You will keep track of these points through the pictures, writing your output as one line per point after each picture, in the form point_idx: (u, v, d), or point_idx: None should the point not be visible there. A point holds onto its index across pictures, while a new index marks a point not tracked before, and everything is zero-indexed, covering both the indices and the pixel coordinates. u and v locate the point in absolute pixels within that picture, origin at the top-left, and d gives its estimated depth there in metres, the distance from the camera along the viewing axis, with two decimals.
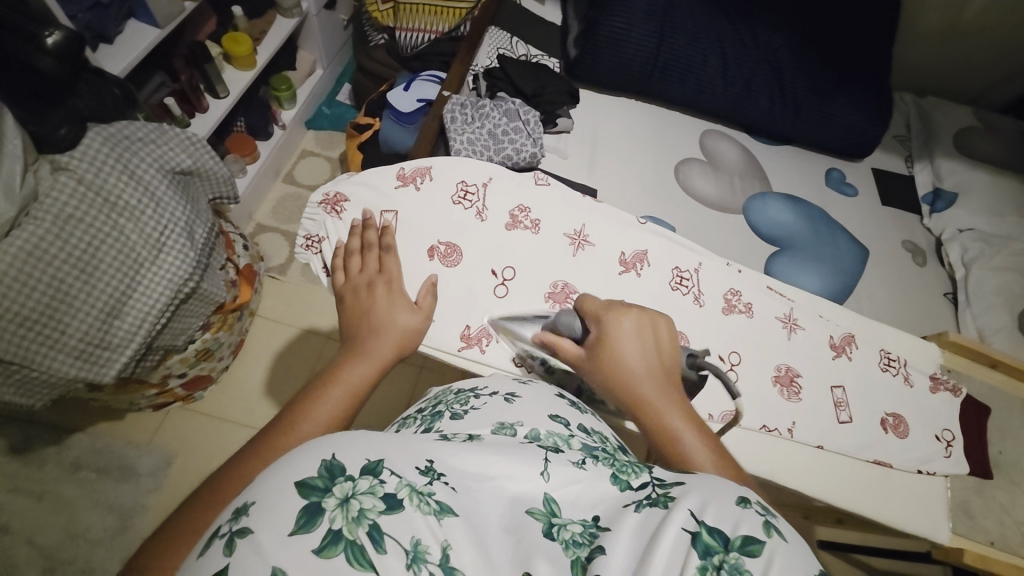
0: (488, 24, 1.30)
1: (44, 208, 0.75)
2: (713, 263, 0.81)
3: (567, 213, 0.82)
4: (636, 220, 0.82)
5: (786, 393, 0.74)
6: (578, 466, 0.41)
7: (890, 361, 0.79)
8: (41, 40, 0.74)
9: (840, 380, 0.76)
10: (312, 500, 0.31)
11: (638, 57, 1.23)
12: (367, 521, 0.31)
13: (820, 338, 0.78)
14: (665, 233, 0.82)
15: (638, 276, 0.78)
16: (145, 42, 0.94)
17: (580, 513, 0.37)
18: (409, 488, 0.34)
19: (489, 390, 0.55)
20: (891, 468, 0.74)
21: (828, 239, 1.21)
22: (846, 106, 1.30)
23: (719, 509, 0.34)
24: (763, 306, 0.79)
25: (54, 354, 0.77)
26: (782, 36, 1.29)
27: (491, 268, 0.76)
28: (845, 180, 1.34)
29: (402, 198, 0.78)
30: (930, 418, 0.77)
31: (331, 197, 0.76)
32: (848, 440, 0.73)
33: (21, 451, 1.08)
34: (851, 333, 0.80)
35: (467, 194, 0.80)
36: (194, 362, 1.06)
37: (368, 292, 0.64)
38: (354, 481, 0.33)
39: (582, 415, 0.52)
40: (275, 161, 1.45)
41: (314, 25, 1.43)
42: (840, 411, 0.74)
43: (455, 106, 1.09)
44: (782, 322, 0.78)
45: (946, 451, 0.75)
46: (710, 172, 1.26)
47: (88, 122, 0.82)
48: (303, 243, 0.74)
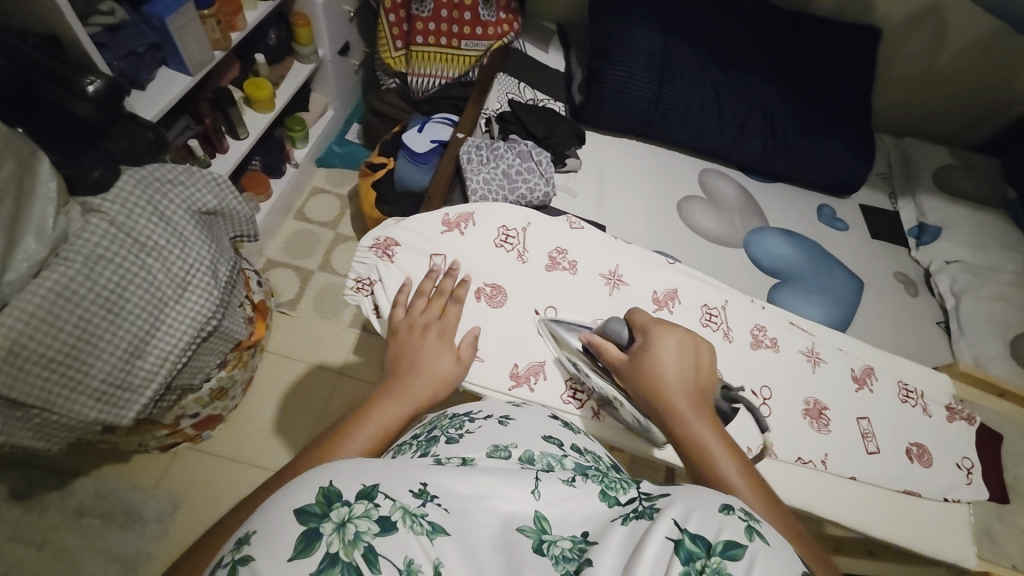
0: (496, 70, 1.37)
1: (74, 249, 0.75)
2: (738, 300, 0.85)
3: (600, 254, 0.85)
4: (664, 260, 0.86)
5: (816, 425, 0.77)
6: (568, 484, 0.43)
7: (908, 393, 0.82)
8: (82, 88, 0.77)
9: (865, 411, 0.79)
10: (310, 526, 0.34)
11: (640, 102, 1.31)
12: (363, 543, 0.34)
13: (843, 372, 0.81)
14: (693, 273, 0.86)
15: (670, 313, 0.82)
16: (178, 90, 0.97)
17: (569, 530, 0.39)
18: (403, 510, 0.37)
19: (484, 414, 0.56)
20: (920, 497, 0.76)
21: (826, 271, 1.27)
22: (834, 147, 1.38)
23: (702, 517, 0.36)
24: (787, 341, 0.82)
25: (74, 397, 0.76)
26: (772, 83, 1.38)
27: (534, 308, 0.79)
28: (835, 216, 1.41)
29: (447, 241, 0.81)
30: (949, 446, 0.80)
31: (381, 242, 0.79)
32: (877, 470, 0.75)
33: (22, 496, 1.04)
34: (869, 365, 0.83)
35: (508, 237, 0.83)
36: (208, 402, 1.05)
37: (419, 332, 0.67)
38: (350, 506, 0.36)
39: (575, 437, 0.55)
40: (287, 198, 1.49)
41: (328, 70, 1.49)
42: (868, 442, 0.77)
43: (470, 148, 1.14)
44: (805, 356, 0.81)
45: (967, 478, 0.78)
46: (710, 209, 1.32)
47: (120, 166, 0.84)
48: (354, 285, 0.77)
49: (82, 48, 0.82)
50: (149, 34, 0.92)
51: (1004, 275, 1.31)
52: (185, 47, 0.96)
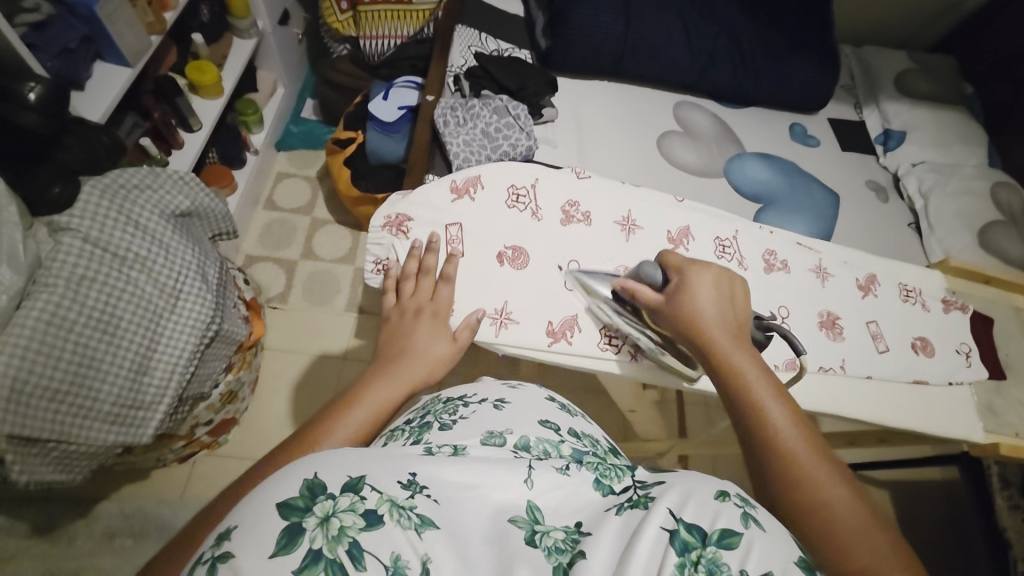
0: (454, 23, 1.30)
1: (52, 273, 0.71)
2: (747, 229, 0.87)
3: (610, 202, 0.85)
4: (672, 198, 0.87)
5: (830, 334, 0.82)
6: (562, 472, 0.45)
7: (909, 293, 0.88)
8: (23, 96, 0.70)
9: (873, 315, 0.85)
10: (292, 521, 0.34)
11: (609, 40, 1.27)
12: (348, 539, 0.34)
13: (850, 282, 0.86)
14: (702, 208, 0.87)
15: (686, 251, 0.83)
16: (120, 84, 0.88)
17: (563, 519, 0.41)
18: (390, 503, 0.37)
19: (477, 398, 0.58)
20: (928, 384, 0.83)
21: (804, 189, 1.31)
22: (801, 63, 1.39)
23: (698, 506, 0.39)
24: (797, 261, 0.86)
25: (88, 423, 0.73)
26: (735, 6, 1.37)
27: (557, 263, 0.79)
28: (806, 133, 1.44)
29: (461, 209, 0.79)
30: (948, 335, 0.86)
31: (393, 220, 0.77)
32: (888, 366, 0.82)
33: (46, 530, 1.02)
34: (873, 273, 0.88)
35: (519, 196, 0.82)
36: (220, 407, 1.04)
37: (411, 317, 0.67)
38: (335, 499, 0.36)
39: (571, 419, 0.58)
40: (253, 188, 1.41)
41: (271, 44, 1.38)
42: (878, 342, 0.83)
43: (444, 110, 1.09)
44: (815, 273, 0.85)
45: (967, 361, 0.85)
46: (688, 141, 1.32)
47: (79, 176, 0.78)
48: (374, 267, 0.75)
49: (17, 50, 0.72)
50: (79, 26, 0.82)
51: (967, 170, 1.38)
52: (119, 35, 0.86)
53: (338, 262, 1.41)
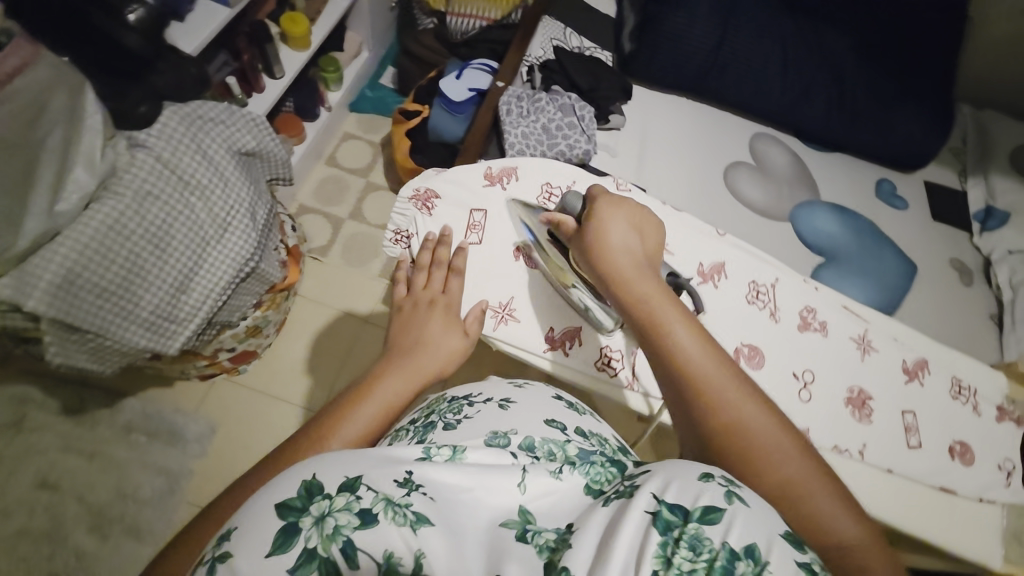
0: (541, 13, 1.29)
1: (122, 183, 0.75)
2: (790, 279, 0.81)
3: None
4: (715, 231, 0.82)
5: (858, 415, 0.74)
6: (555, 476, 0.45)
7: (961, 389, 0.79)
8: (123, 16, 0.74)
9: (911, 405, 0.76)
10: (289, 520, 0.36)
11: (696, 56, 1.21)
12: (341, 538, 0.36)
13: (893, 361, 0.78)
14: (744, 247, 0.82)
15: (716, 288, 0.78)
16: (218, 22, 0.93)
17: (553, 522, 0.41)
18: (385, 502, 0.39)
19: (482, 397, 0.57)
20: (955, 495, 0.74)
21: (874, 253, 1.21)
22: (906, 117, 1.27)
23: (681, 485, 0.39)
24: (837, 325, 0.79)
25: (126, 326, 0.79)
26: (848, 39, 1.25)
27: None
28: (895, 193, 1.32)
29: (489, 196, 0.81)
30: (992, 446, 0.77)
31: (421, 194, 0.79)
32: (917, 465, 0.74)
33: (75, 411, 1.11)
34: (924, 358, 0.80)
35: (551, 194, 0.83)
36: (244, 338, 1.09)
37: (426, 309, 0.66)
38: (330, 500, 0.38)
39: (579, 419, 0.57)
40: (319, 142, 1.47)
41: (364, 6, 1.44)
42: (910, 436, 0.75)
43: (511, 98, 1.08)
44: (856, 343, 0.78)
45: (1006, 480, 0.75)
46: (757, 177, 1.25)
47: (165, 100, 0.82)
48: (393, 236, 0.77)
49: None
50: None
51: None
52: None
53: (380, 228, 1.44)
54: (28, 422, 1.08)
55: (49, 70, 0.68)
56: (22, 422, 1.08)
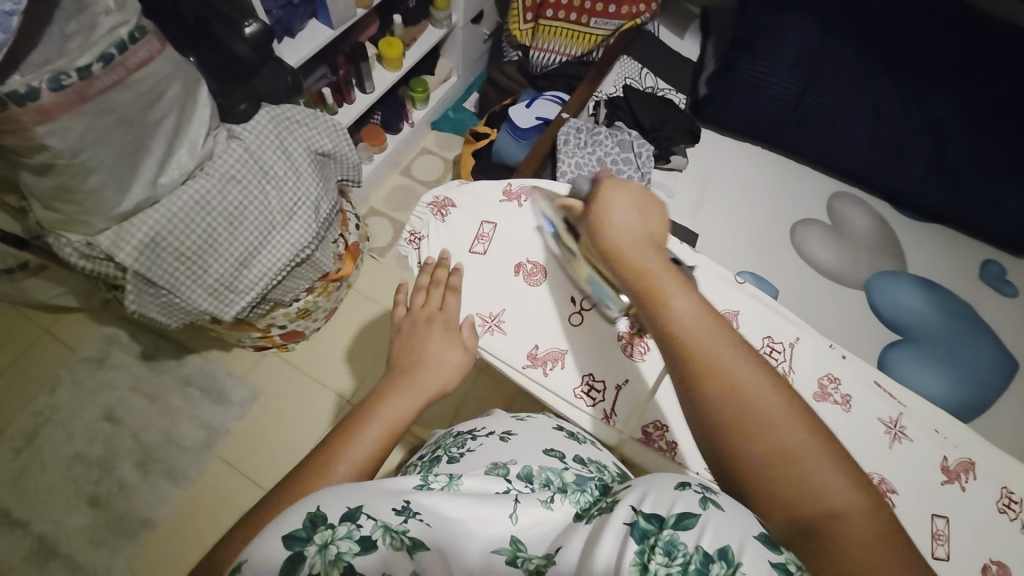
0: (620, 53, 1.32)
1: (214, 167, 0.89)
2: (811, 341, 0.76)
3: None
4: (733, 278, 0.80)
5: None
6: (546, 506, 0.47)
7: (1012, 504, 0.68)
8: (241, 29, 0.88)
9: (945, 510, 0.66)
10: (295, 549, 0.37)
11: (773, 105, 1.17)
12: (343, 562, 0.38)
13: (931, 457, 0.69)
14: (763, 299, 0.78)
15: None
16: (320, 41, 1.06)
17: (543, 549, 0.44)
18: (383, 528, 0.41)
19: (485, 432, 0.66)
20: None
21: (967, 341, 1.05)
22: (1021, 192, 1.11)
23: (657, 496, 0.39)
24: (863, 401, 0.72)
25: (194, 288, 0.90)
26: (952, 102, 1.13)
27: (570, 296, 0.81)
28: (1004, 277, 1.16)
29: (504, 212, 0.85)
30: None
31: (438, 202, 0.84)
32: None
33: (149, 357, 1.28)
34: (970, 459, 0.70)
35: None
36: (294, 318, 1.19)
37: (425, 325, 0.69)
38: (333, 528, 0.39)
39: (576, 447, 0.64)
40: (397, 154, 1.60)
41: (458, 37, 1.55)
42: (937, 545, 0.65)
43: (570, 129, 1.11)
44: (885, 426, 0.71)
45: None
46: (831, 238, 1.15)
47: (262, 102, 0.97)
48: (407, 238, 0.83)
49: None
50: None
51: None
52: (333, 3, 1.04)
53: None
54: (111, 359, 1.27)
55: (169, 66, 0.81)
56: (107, 358, 1.26)
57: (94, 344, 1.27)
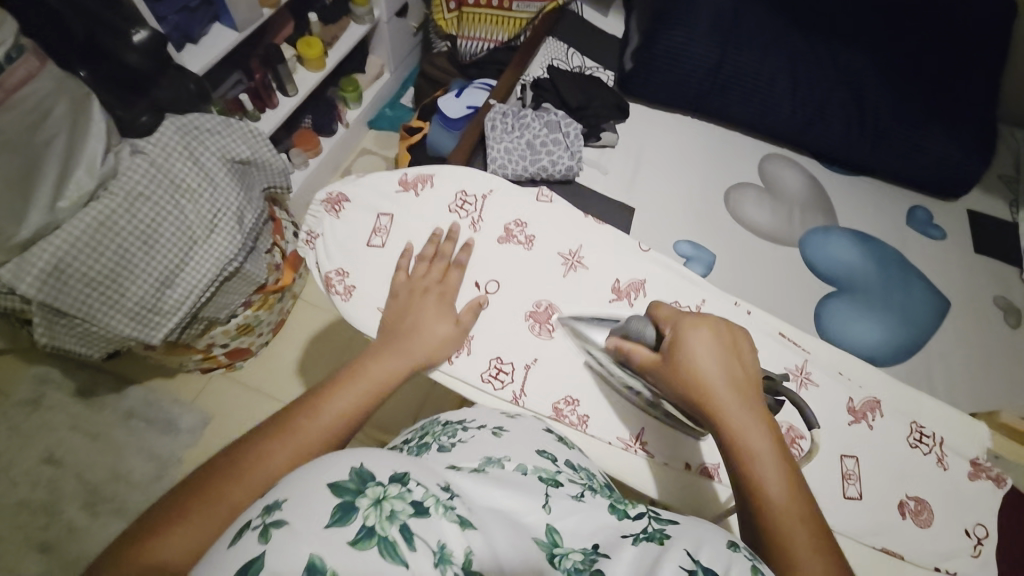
0: (545, 35, 1.31)
1: (118, 183, 0.84)
2: (717, 302, 0.79)
3: (564, 232, 0.82)
4: (637, 246, 0.83)
5: None
6: (577, 499, 0.48)
7: (921, 437, 0.71)
8: (129, 37, 0.82)
9: (852, 450, 0.69)
10: (345, 498, 0.36)
11: (697, 73, 1.17)
12: (400, 521, 0.37)
13: (838, 399, 0.72)
14: (668, 266, 0.81)
15: (630, 306, 0.78)
16: (224, 44, 1.02)
17: (580, 542, 0.43)
18: (434, 499, 0.40)
19: (477, 424, 0.59)
20: (903, 560, 0.65)
21: (897, 286, 1.09)
22: (937, 137, 1.16)
23: (711, 553, 0.41)
24: (773, 356, 0.74)
25: (113, 313, 0.86)
26: (867, 57, 1.18)
27: (475, 280, 0.77)
28: (931, 221, 1.21)
29: (402, 201, 0.82)
30: (961, 509, 0.68)
31: (333, 197, 0.81)
32: (852, 519, 0.66)
33: (87, 394, 1.21)
34: (875, 398, 0.73)
35: (465, 203, 0.82)
36: (236, 335, 1.15)
37: (420, 296, 0.71)
38: (385, 486, 0.38)
39: (567, 451, 0.58)
40: (335, 157, 1.55)
41: (384, 32, 1.52)
42: (849, 485, 0.67)
43: (496, 115, 1.09)
44: (792, 375, 0.73)
45: (975, 549, 0.67)
46: (765, 199, 1.18)
47: (165, 112, 0.92)
48: (304, 238, 0.79)
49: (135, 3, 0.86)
50: None
51: None
52: (233, 4, 1.00)
53: None
54: (46, 400, 1.20)
55: (54, 82, 0.78)
56: (41, 400, 1.20)
57: (25, 387, 1.20)
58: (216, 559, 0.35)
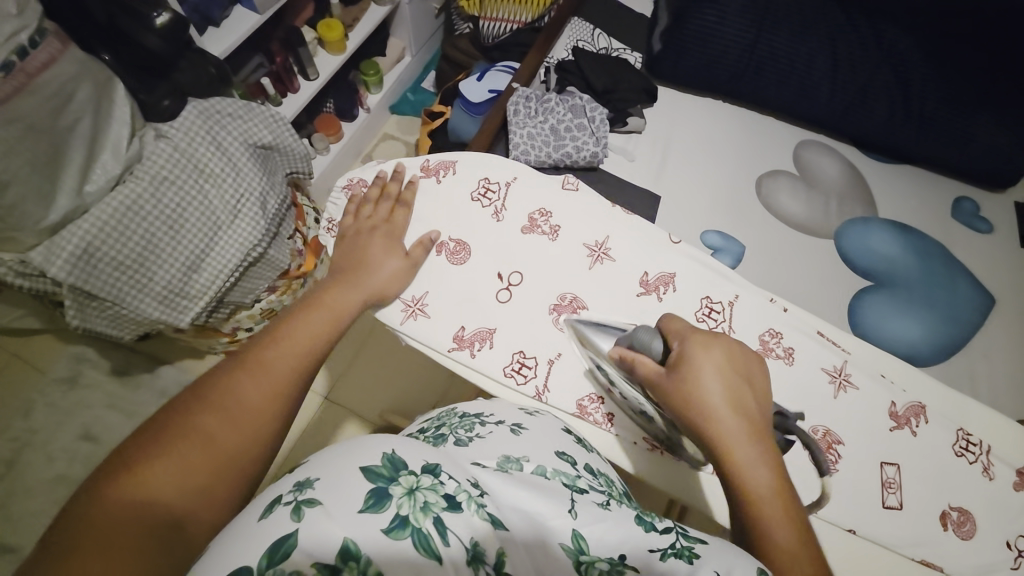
0: (570, 14, 1.26)
1: (144, 168, 0.85)
2: (751, 297, 0.76)
3: (589, 222, 0.80)
4: (668, 238, 0.80)
5: (820, 460, 0.67)
6: (603, 506, 0.46)
7: (969, 446, 0.69)
8: (150, 21, 0.81)
9: (895, 457, 0.68)
10: (379, 485, 0.39)
11: (730, 53, 1.12)
12: (431, 512, 0.38)
13: (879, 403, 0.70)
14: (698, 258, 0.78)
15: (659, 300, 0.76)
16: (245, 27, 1.00)
17: (605, 551, 0.41)
18: (467, 494, 0.41)
19: (495, 419, 0.58)
20: (943, 571, 0.65)
21: (941, 282, 1.03)
22: (989, 123, 1.09)
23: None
24: (806, 354, 0.73)
25: (142, 297, 0.88)
26: (913, 37, 1.09)
27: (498, 271, 0.77)
28: (977, 213, 1.13)
29: (423, 188, 0.81)
30: (1005, 520, 0.67)
31: (354, 182, 0.82)
32: (892, 529, 0.65)
33: (121, 373, 1.26)
34: (920, 404, 0.71)
35: (488, 191, 0.81)
36: (260, 319, 1.17)
37: (367, 234, 0.73)
38: (417, 477, 0.40)
39: (587, 455, 0.57)
40: (357, 142, 1.55)
41: (406, 14, 1.49)
42: (888, 493, 0.67)
43: (519, 99, 1.06)
44: (830, 376, 0.71)
45: (1017, 563, 0.65)
46: (799, 188, 1.13)
47: (188, 96, 0.91)
48: (325, 226, 0.80)
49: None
50: None
51: None
52: None
53: None
54: (83, 378, 1.25)
55: (75, 66, 0.77)
56: (78, 378, 1.25)
57: (63, 365, 1.25)
58: (247, 531, 0.37)
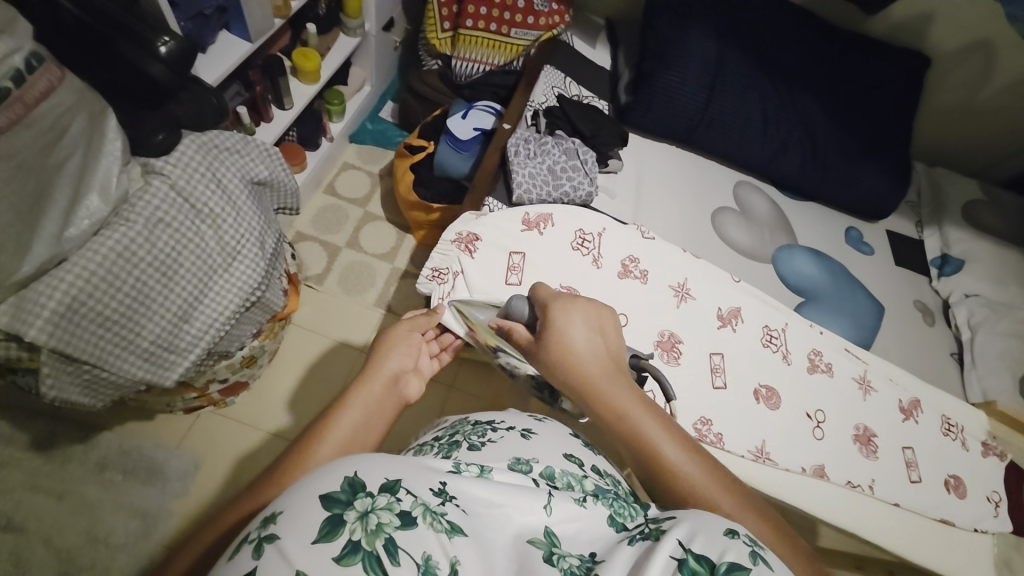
0: (543, 63, 1.36)
1: (135, 210, 0.75)
2: (797, 326, 1.01)
3: (672, 270, 1.01)
4: (732, 280, 1.02)
5: (865, 450, 0.93)
6: (579, 503, 0.45)
7: (950, 427, 0.99)
8: (155, 48, 0.73)
9: (910, 443, 0.96)
10: (334, 511, 0.36)
11: (687, 110, 1.31)
12: (384, 534, 0.36)
13: (892, 403, 0.98)
14: (759, 297, 1.02)
15: (734, 330, 0.98)
16: (238, 55, 0.94)
17: (578, 548, 0.41)
18: (423, 507, 0.39)
19: (506, 425, 0.58)
20: (954, 526, 0.92)
21: (848, 292, 1.30)
22: (872, 170, 1.40)
23: (706, 539, 0.37)
24: (841, 367, 0.99)
25: (123, 355, 0.76)
26: (819, 102, 1.39)
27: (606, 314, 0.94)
28: (862, 240, 1.43)
29: (527, 239, 0.98)
30: (982, 482, 0.96)
31: (463, 237, 0.96)
32: (918, 499, 0.92)
33: (45, 447, 1.05)
34: (916, 399, 1.00)
35: (585, 242, 0.99)
36: (239, 368, 1.06)
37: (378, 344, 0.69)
38: (373, 497, 0.37)
39: (594, 456, 0.57)
40: (319, 171, 1.48)
41: (371, 45, 1.48)
42: (911, 471, 0.93)
43: (518, 141, 1.14)
44: (858, 383, 0.98)
45: (995, 512, 0.94)
46: (742, 221, 1.34)
47: (182, 129, 0.83)
48: (431, 273, 0.92)
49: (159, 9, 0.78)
50: None
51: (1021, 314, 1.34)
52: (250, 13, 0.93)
53: (379, 257, 1.45)
54: None
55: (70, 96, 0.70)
56: None
57: None
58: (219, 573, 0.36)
